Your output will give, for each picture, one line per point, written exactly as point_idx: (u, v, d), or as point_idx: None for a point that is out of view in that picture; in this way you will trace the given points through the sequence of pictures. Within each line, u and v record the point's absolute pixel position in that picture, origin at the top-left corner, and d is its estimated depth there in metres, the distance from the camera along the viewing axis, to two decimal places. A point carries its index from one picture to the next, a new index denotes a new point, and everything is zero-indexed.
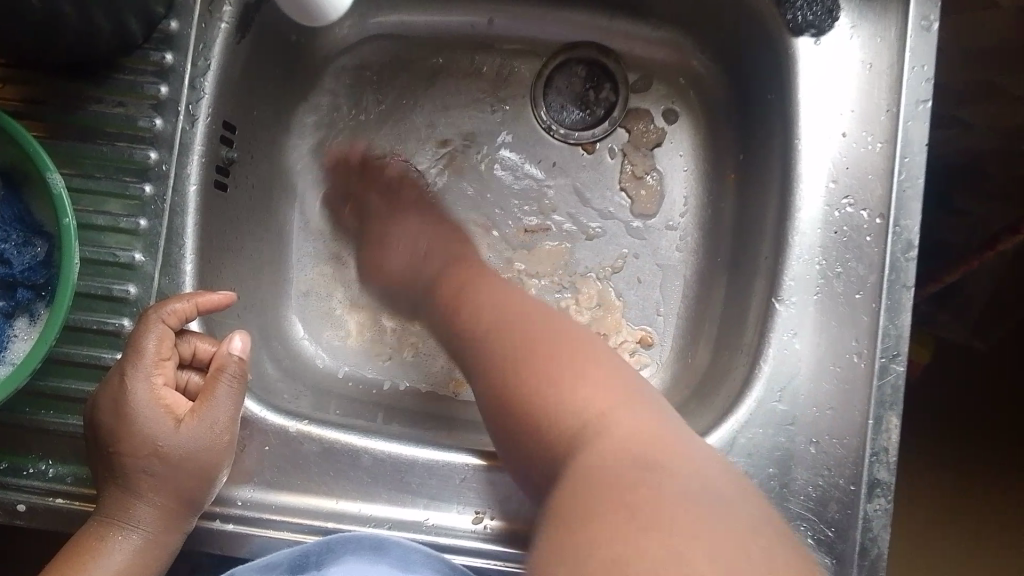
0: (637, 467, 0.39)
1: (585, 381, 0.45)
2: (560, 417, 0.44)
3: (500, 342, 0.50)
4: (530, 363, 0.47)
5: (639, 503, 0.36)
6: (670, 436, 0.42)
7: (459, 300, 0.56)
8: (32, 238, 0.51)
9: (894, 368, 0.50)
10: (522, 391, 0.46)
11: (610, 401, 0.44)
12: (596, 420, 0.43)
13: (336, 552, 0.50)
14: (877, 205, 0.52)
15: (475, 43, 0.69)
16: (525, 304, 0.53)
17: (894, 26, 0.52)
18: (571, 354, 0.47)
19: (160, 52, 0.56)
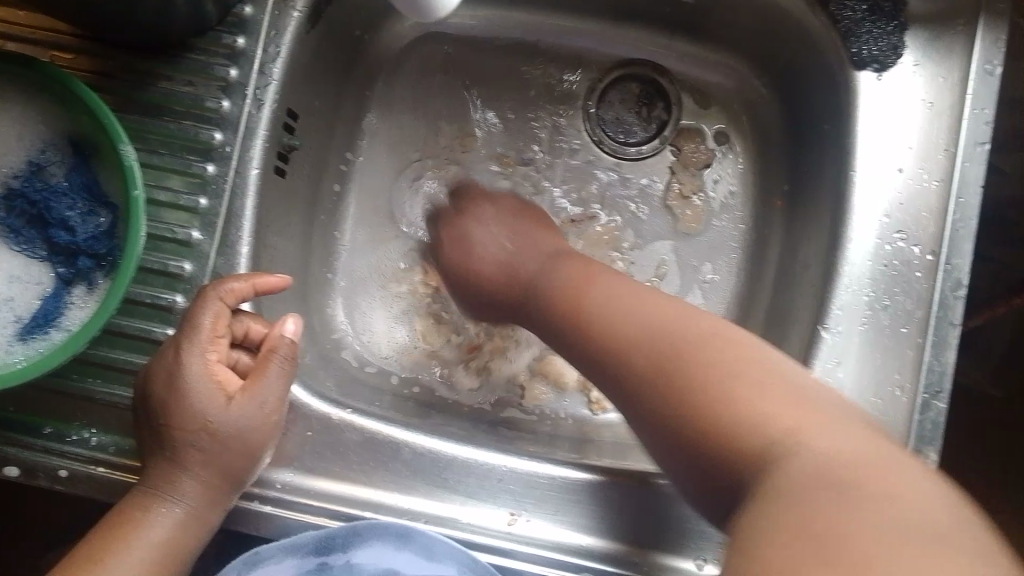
0: (847, 489, 0.35)
1: (764, 393, 0.42)
2: (740, 436, 0.40)
3: (660, 364, 0.46)
4: (686, 375, 0.44)
5: (845, 507, 0.34)
6: (867, 449, 0.38)
7: (579, 295, 0.54)
8: (97, 208, 0.52)
9: (935, 404, 0.51)
10: (695, 414, 0.43)
11: (799, 418, 0.40)
12: (786, 438, 0.39)
13: (362, 536, 0.50)
14: (928, 241, 0.53)
15: (533, 52, 0.70)
16: (649, 302, 0.51)
17: (958, 68, 0.53)
18: (717, 366, 0.44)
19: (233, 36, 0.56)
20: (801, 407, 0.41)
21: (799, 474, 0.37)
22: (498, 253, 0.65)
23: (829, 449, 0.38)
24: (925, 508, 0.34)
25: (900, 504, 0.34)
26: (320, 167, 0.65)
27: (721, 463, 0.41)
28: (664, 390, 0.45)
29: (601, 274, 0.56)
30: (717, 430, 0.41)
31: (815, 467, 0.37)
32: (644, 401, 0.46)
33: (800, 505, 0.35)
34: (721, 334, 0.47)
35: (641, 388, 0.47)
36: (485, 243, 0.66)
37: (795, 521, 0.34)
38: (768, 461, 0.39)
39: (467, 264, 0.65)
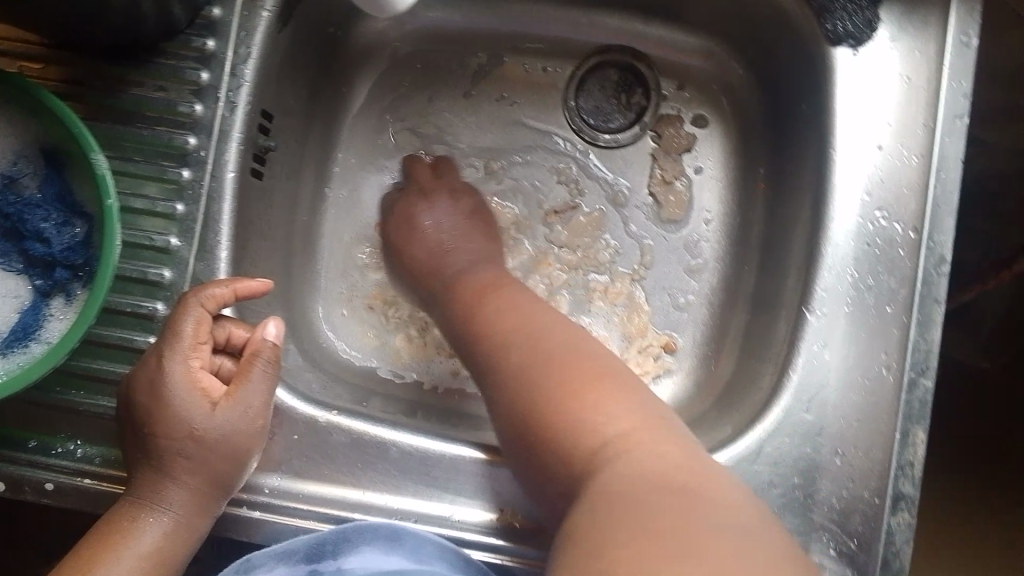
0: (664, 493, 0.41)
1: (609, 404, 0.48)
2: (582, 439, 0.46)
3: (527, 375, 0.51)
4: (550, 383, 0.49)
5: (628, 517, 0.39)
6: (685, 457, 0.44)
7: (476, 310, 0.59)
8: (72, 218, 0.51)
9: (922, 382, 0.51)
10: (540, 420, 0.48)
11: (629, 424, 0.47)
12: (602, 450, 0.45)
13: (353, 542, 0.49)
14: (911, 218, 0.52)
15: (509, 43, 0.70)
16: (539, 313, 0.56)
17: (934, 42, 0.53)
18: (603, 379, 0.49)
19: (203, 38, 0.56)
20: (648, 419, 0.47)
21: (618, 480, 0.42)
22: (444, 237, 0.66)
23: (646, 463, 0.43)
24: (724, 517, 0.40)
25: (699, 514, 0.39)
26: (298, 168, 0.65)
27: (560, 469, 0.47)
28: (519, 398, 0.50)
29: (509, 288, 0.60)
30: (562, 431, 0.47)
31: (623, 475, 0.43)
32: (505, 409, 0.51)
33: (614, 516, 0.40)
34: (605, 355, 0.52)
35: (517, 399, 0.51)
36: (440, 223, 0.66)
37: (612, 527, 0.39)
38: (590, 468, 0.45)
39: (407, 242, 0.66)
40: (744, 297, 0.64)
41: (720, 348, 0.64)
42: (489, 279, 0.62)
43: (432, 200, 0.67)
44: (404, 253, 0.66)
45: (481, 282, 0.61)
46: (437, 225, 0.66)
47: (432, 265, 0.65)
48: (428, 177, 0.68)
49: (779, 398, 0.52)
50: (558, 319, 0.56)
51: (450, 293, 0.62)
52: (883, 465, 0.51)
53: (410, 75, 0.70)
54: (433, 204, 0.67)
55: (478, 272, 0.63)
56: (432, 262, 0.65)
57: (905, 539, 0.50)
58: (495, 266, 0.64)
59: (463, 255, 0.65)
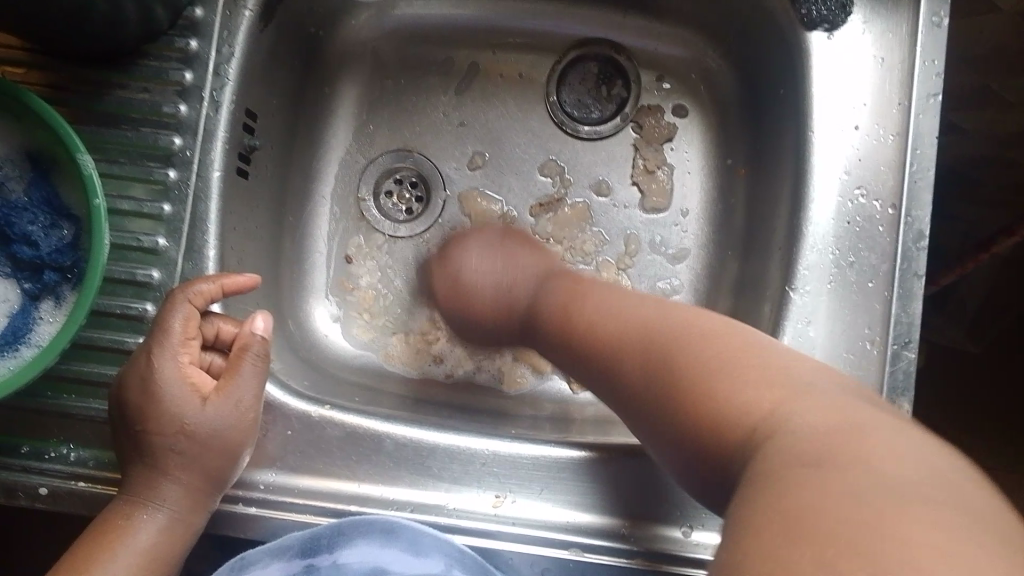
0: (825, 458, 0.33)
1: (738, 377, 0.41)
2: (730, 421, 0.39)
3: (676, 336, 0.46)
4: (683, 354, 0.44)
5: (808, 478, 0.32)
6: (871, 426, 0.35)
7: (575, 300, 0.56)
8: (59, 220, 0.51)
9: (905, 354, 0.52)
10: (685, 377, 0.43)
11: (778, 397, 0.38)
12: (770, 422, 0.37)
13: (348, 535, 0.50)
14: (889, 196, 0.53)
15: (489, 40, 0.70)
16: (632, 301, 0.53)
17: (906, 22, 0.54)
18: (732, 357, 0.42)
19: (185, 39, 0.56)
20: (786, 390, 0.39)
21: (800, 452, 0.34)
22: (488, 278, 0.64)
23: (804, 427, 0.35)
24: (959, 495, 0.30)
25: (854, 477, 0.31)
26: (283, 169, 0.65)
27: (714, 446, 0.40)
28: (656, 369, 0.45)
29: (593, 287, 0.57)
30: (699, 397, 0.41)
31: (803, 449, 0.34)
32: (636, 376, 0.47)
33: (789, 487, 0.32)
34: (722, 327, 0.46)
35: (653, 366, 0.46)
36: (477, 259, 0.66)
37: (787, 500, 0.31)
38: (761, 441, 0.37)
39: (456, 283, 0.65)
40: (728, 280, 0.64)
41: None
42: (564, 276, 0.60)
43: (463, 244, 0.67)
44: (460, 305, 0.65)
45: (563, 295, 0.57)
46: (480, 259, 0.65)
47: (495, 296, 0.63)
48: (461, 236, 0.68)
49: None
50: (646, 301, 0.53)
51: (542, 308, 0.59)
52: None
53: (392, 74, 0.71)
54: (463, 251, 0.67)
55: (549, 289, 0.60)
56: (500, 290, 0.63)
57: None
58: (557, 276, 0.61)
59: (524, 277, 0.63)
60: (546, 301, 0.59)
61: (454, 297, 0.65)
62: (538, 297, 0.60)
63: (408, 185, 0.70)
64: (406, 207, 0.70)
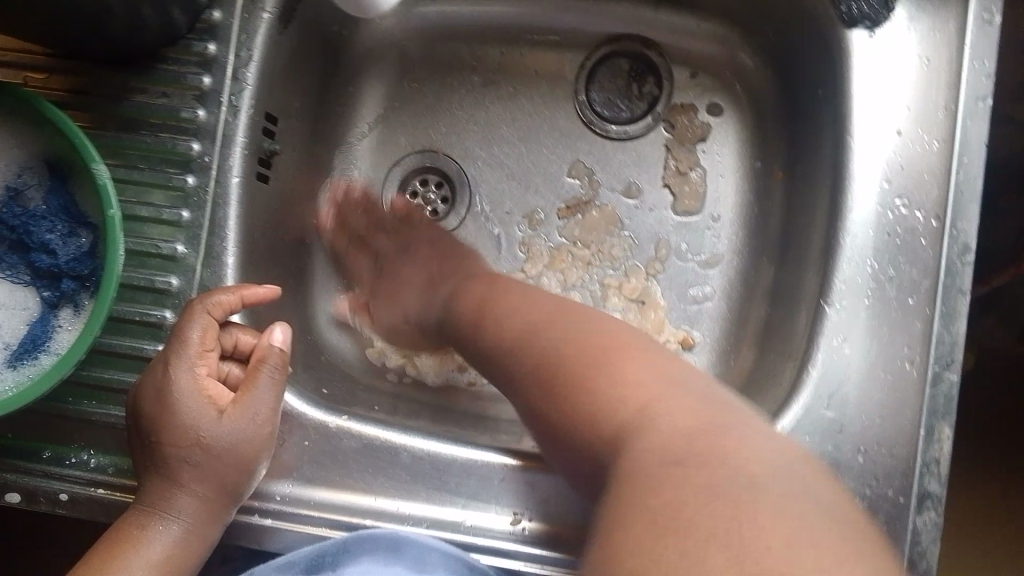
0: (671, 461, 0.36)
1: (636, 368, 0.44)
2: (604, 418, 0.42)
3: (574, 364, 0.46)
4: (582, 362, 0.45)
5: (659, 482, 0.35)
6: (725, 425, 0.39)
7: (489, 311, 0.55)
8: (77, 229, 0.51)
9: (947, 376, 0.49)
10: (574, 379, 0.45)
11: (657, 391, 0.42)
12: (719, 426, 0.39)
13: (353, 552, 0.49)
14: (933, 206, 0.50)
15: (516, 37, 0.69)
16: (550, 303, 0.53)
17: (954, 19, 0.51)
18: (614, 353, 0.45)
19: (203, 42, 0.55)
20: (662, 386, 0.42)
21: (736, 457, 0.37)
22: (412, 301, 0.63)
23: (668, 429, 0.39)
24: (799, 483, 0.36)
25: (721, 467, 0.36)
26: (306, 171, 0.64)
27: (586, 436, 0.43)
28: (556, 383, 0.46)
29: (512, 287, 0.57)
30: (606, 404, 0.42)
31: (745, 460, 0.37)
32: (534, 384, 0.47)
33: (645, 489, 0.35)
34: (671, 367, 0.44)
35: (553, 363, 0.47)
36: (410, 295, 0.64)
37: (635, 493, 0.36)
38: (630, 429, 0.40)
39: (391, 292, 0.65)
40: (762, 289, 0.62)
41: (738, 343, 0.62)
42: (484, 279, 0.59)
43: (405, 252, 0.66)
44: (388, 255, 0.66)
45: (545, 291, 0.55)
46: (417, 277, 0.64)
47: (418, 310, 0.62)
48: (420, 221, 0.67)
49: (798, 395, 0.51)
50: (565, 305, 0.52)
51: (455, 302, 0.59)
52: (908, 461, 0.49)
53: (416, 73, 0.70)
54: (400, 274, 0.65)
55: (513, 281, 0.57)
56: (428, 288, 0.63)
57: (932, 537, 0.49)
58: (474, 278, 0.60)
59: (462, 269, 0.62)
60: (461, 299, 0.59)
61: (395, 314, 0.64)
62: (454, 297, 0.59)
63: (434, 188, 0.69)
64: (431, 210, 0.69)
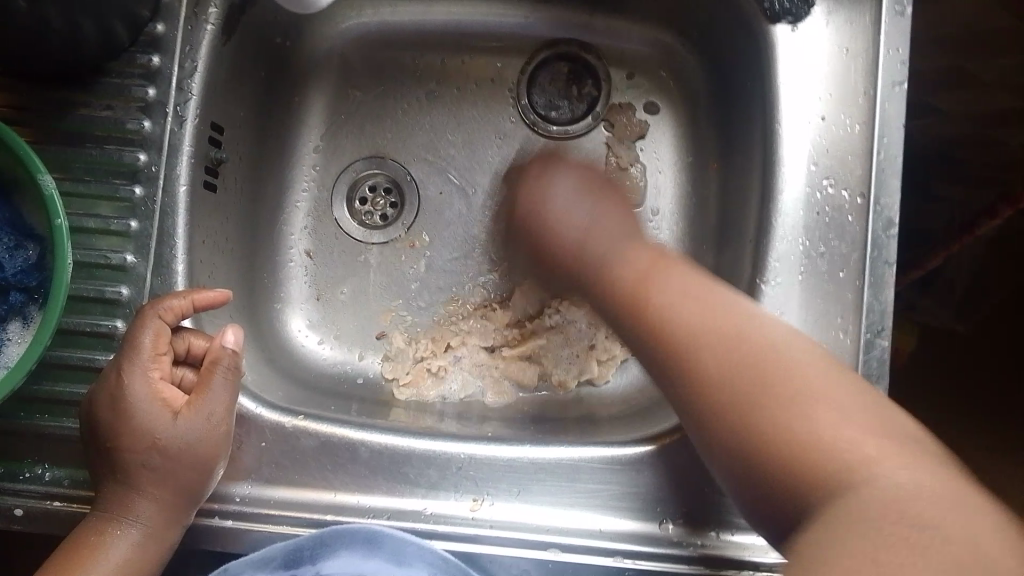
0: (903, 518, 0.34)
1: (820, 410, 0.40)
2: (774, 432, 0.40)
3: (716, 365, 0.43)
4: (745, 362, 0.43)
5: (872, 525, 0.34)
6: (948, 487, 0.36)
7: (654, 303, 0.48)
8: (23, 242, 0.52)
9: (879, 342, 0.51)
10: (729, 383, 0.43)
11: (876, 441, 0.38)
12: (850, 468, 0.37)
13: (331, 546, 0.50)
14: (857, 185, 0.53)
15: (458, 44, 0.71)
16: (722, 302, 0.46)
17: (868, 11, 0.54)
18: (804, 390, 0.41)
19: (147, 55, 0.56)
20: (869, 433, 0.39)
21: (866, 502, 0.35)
22: (576, 227, 0.55)
23: (901, 480, 0.36)
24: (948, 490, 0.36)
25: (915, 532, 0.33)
26: (254, 180, 0.65)
27: (771, 462, 0.40)
28: (733, 414, 0.42)
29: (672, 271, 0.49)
30: (795, 446, 0.39)
31: (879, 501, 0.35)
32: (710, 412, 0.43)
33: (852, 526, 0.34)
34: (805, 360, 0.42)
35: (703, 391, 0.43)
36: (559, 197, 0.57)
37: (849, 529, 0.34)
38: (843, 477, 0.37)
39: (540, 213, 0.57)
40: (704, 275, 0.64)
41: None
42: (639, 251, 0.52)
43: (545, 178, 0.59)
44: (527, 220, 0.59)
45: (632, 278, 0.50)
46: (564, 197, 0.57)
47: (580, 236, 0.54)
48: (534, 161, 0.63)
49: None
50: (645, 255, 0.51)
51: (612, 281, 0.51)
52: None
53: (360, 83, 0.71)
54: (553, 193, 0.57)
55: (624, 257, 0.52)
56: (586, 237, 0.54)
57: None
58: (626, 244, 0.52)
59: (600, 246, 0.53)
60: (616, 272, 0.51)
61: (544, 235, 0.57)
62: (612, 283, 0.50)
63: (382, 193, 0.70)
64: (378, 214, 0.70)
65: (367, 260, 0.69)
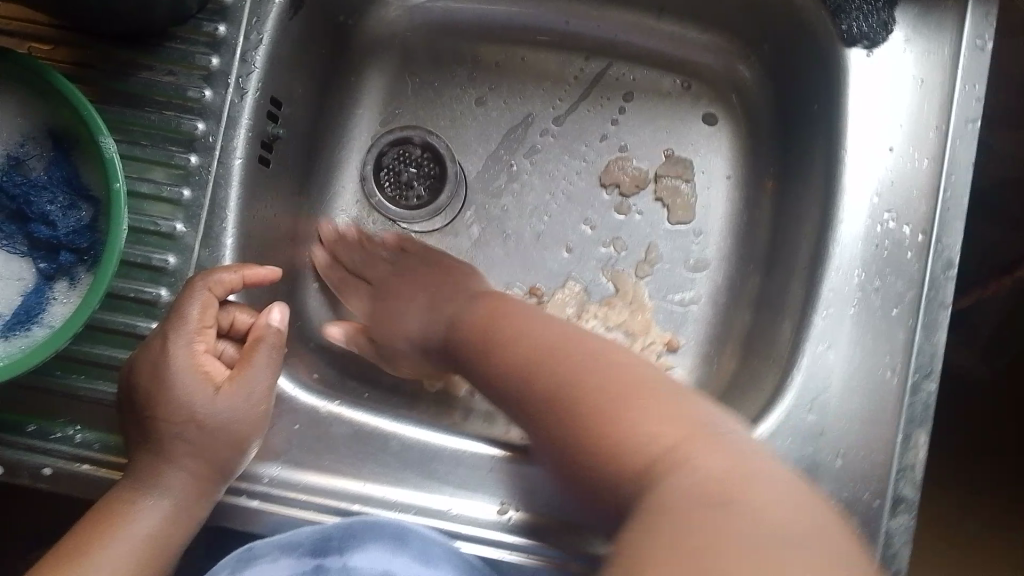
0: (703, 504, 0.34)
1: (649, 411, 0.41)
2: (622, 436, 0.41)
3: (558, 383, 0.46)
4: (568, 386, 0.45)
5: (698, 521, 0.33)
6: (750, 472, 0.37)
7: (499, 318, 0.54)
8: (78, 201, 0.51)
9: (925, 386, 0.51)
10: (573, 399, 0.44)
11: (685, 433, 0.40)
12: (674, 455, 0.38)
13: (359, 538, 0.49)
14: (920, 221, 0.52)
15: (519, 37, 0.70)
16: (579, 338, 0.49)
17: (948, 43, 0.53)
18: (633, 393, 0.43)
19: (213, 23, 0.56)
20: (688, 427, 0.40)
21: (679, 492, 0.36)
22: (414, 324, 0.60)
23: (710, 464, 0.37)
24: (782, 494, 0.36)
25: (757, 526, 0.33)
26: (304, 157, 0.65)
27: (605, 475, 0.41)
28: (586, 430, 0.42)
29: (518, 310, 0.54)
30: (625, 439, 0.41)
31: (689, 491, 0.36)
32: (589, 466, 0.42)
33: (678, 519, 0.34)
34: (679, 393, 0.43)
35: (573, 418, 0.44)
36: (412, 320, 0.61)
37: (657, 520, 0.34)
38: (660, 466, 0.38)
39: (388, 318, 0.62)
40: (748, 297, 0.63)
41: (720, 348, 0.64)
42: (486, 297, 0.57)
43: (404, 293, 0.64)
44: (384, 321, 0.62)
45: (482, 309, 0.55)
46: (414, 302, 0.62)
47: (426, 331, 0.59)
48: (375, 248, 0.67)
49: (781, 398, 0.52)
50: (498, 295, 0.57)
51: (461, 319, 0.57)
52: (885, 467, 0.51)
53: (418, 69, 0.70)
54: (402, 294, 0.64)
55: (468, 303, 0.57)
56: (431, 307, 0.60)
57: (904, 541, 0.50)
58: (462, 292, 0.60)
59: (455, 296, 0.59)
60: (468, 314, 0.56)
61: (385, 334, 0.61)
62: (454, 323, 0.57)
63: (421, 178, 0.69)
64: (413, 193, 0.70)
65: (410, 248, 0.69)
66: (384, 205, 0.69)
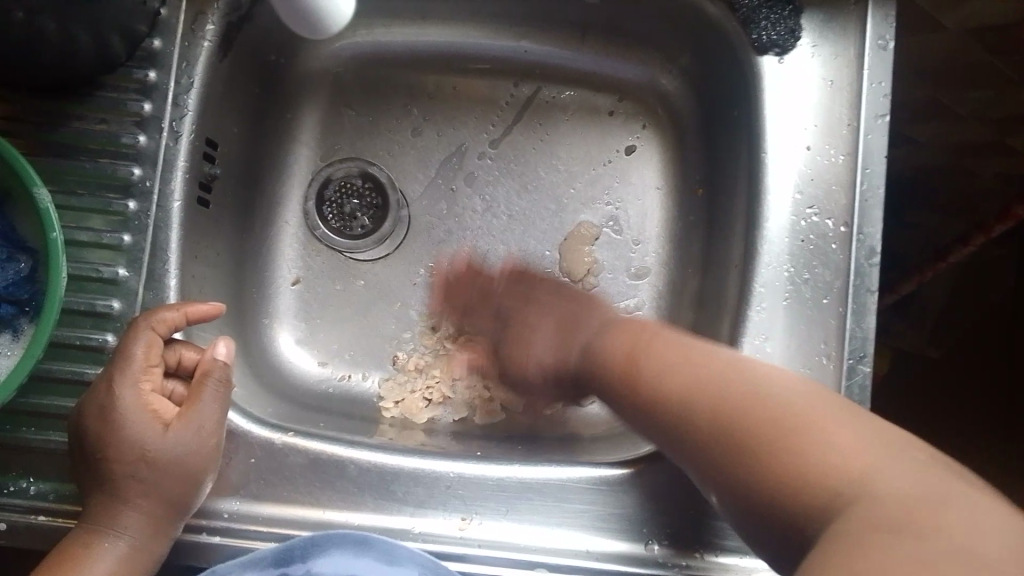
0: (910, 526, 0.34)
1: (834, 440, 0.40)
2: (790, 459, 0.41)
3: (722, 405, 0.46)
4: (730, 416, 0.45)
5: (890, 544, 0.34)
6: (908, 489, 0.37)
7: (642, 351, 0.52)
8: (16, 254, 0.51)
9: (861, 368, 0.53)
10: (739, 429, 0.44)
11: (853, 454, 0.40)
12: (856, 483, 0.38)
13: (322, 546, 0.50)
14: (841, 214, 0.55)
15: (451, 63, 0.72)
16: (700, 358, 0.49)
17: (853, 45, 0.56)
18: (788, 417, 0.43)
19: (143, 70, 0.56)
20: (850, 441, 0.41)
21: (878, 513, 0.36)
22: (545, 356, 0.59)
23: (896, 485, 0.37)
24: (969, 504, 0.36)
25: (941, 545, 0.33)
26: (245, 193, 0.66)
27: (787, 506, 0.41)
28: (758, 459, 0.42)
29: (658, 339, 0.52)
30: (798, 462, 0.41)
31: (882, 517, 0.36)
32: (728, 471, 0.44)
33: (872, 548, 0.34)
34: (809, 405, 0.43)
35: (736, 447, 0.44)
36: (541, 342, 0.60)
37: (861, 544, 0.34)
38: (852, 490, 0.38)
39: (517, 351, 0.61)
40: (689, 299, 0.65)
41: None
42: (628, 325, 0.55)
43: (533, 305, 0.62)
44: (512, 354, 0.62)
45: (622, 346, 0.53)
46: (544, 333, 0.60)
47: (554, 363, 0.59)
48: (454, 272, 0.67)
49: None
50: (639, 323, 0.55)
51: (593, 361, 0.55)
52: None
53: (353, 102, 0.72)
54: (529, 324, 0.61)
55: (606, 340, 0.55)
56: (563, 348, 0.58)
57: None
58: (605, 324, 0.57)
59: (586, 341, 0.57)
60: (607, 342, 0.55)
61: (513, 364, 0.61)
62: (592, 369, 0.55)
63: (364, 206, 0.71)
64: (357, 223, 0.70)
65: (360, 277, 0.69)
66: (327, 236, 0.70)
